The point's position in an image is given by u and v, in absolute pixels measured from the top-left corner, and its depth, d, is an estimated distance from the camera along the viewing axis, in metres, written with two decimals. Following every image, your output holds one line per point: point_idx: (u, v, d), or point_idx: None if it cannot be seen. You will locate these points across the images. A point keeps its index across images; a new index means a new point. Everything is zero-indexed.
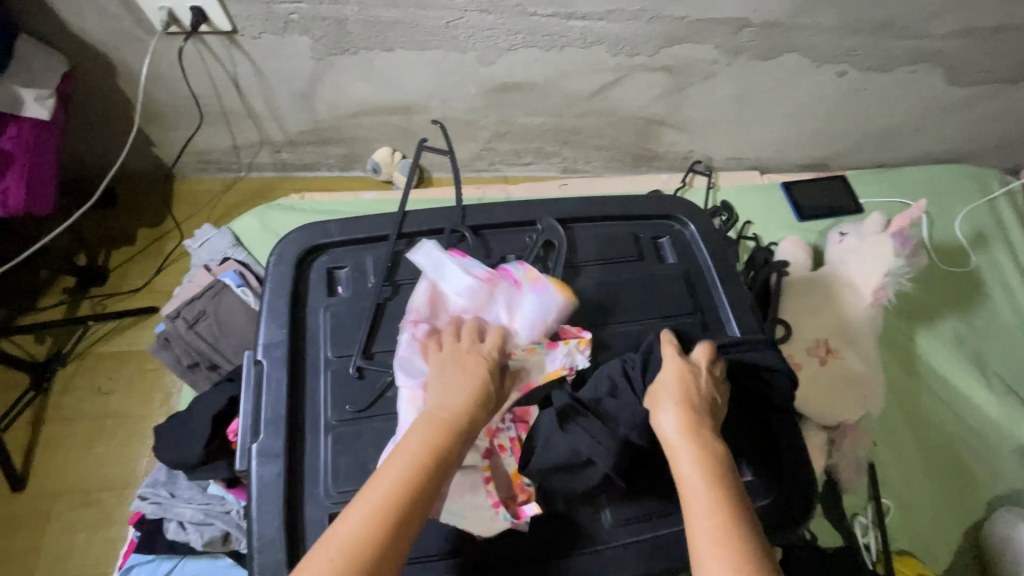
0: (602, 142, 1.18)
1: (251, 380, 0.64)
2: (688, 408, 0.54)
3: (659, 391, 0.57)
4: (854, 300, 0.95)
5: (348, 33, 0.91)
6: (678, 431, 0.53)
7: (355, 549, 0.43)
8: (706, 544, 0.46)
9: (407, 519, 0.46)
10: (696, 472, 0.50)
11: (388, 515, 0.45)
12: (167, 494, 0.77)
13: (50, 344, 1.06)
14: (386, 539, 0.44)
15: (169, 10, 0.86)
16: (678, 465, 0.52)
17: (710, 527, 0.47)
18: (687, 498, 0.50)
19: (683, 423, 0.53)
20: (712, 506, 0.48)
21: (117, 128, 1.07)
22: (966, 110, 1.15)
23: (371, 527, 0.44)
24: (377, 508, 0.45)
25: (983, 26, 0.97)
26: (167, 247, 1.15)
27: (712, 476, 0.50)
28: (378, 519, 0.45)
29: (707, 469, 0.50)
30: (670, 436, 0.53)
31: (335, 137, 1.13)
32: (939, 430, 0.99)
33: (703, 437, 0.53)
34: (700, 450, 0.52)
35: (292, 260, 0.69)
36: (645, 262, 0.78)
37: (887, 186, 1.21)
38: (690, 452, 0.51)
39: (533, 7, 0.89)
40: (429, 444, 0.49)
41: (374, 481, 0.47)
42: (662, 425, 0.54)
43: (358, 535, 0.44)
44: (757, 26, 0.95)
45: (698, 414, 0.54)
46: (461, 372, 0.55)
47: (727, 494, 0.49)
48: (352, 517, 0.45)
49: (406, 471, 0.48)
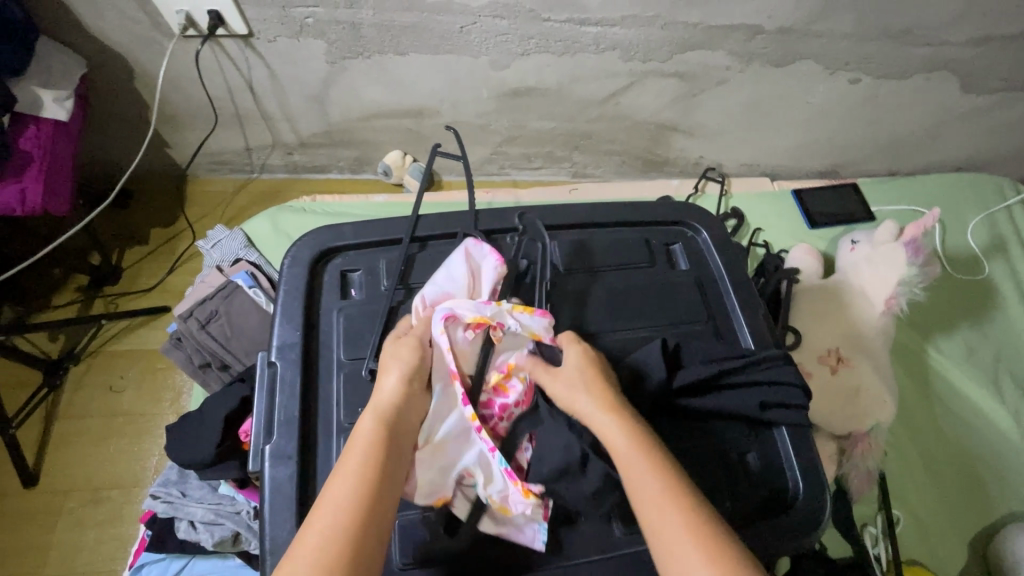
0: (613, 147, 1.18)
1: (264, 381, 0.64)
2: (596, 381, 0.58)
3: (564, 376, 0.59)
4: (867, 308, 0.94)
5: (362, 37, 0.92)
6: (597, 403, 0.56)
7: (327, 551, 0.44)
8: (653, 505, 0.48)
9: (372, 512, 0.47)
10: (622, 439, 0.53)
11: (353, 515, 0.46)
12: (178, 493, 0.78)
13: (63, 343, 1.07)
14: (355, 535, 0.45)
15: (186, 14, 0.87)
16: (604, 436, 0.54)
17: (651, 487, 0.49)
18: (623, 466, 0.52)
19: (598, 395, 0.57)
20: (648, 468, 0.50)
21: (132, 129, 1.08)
22: (980, 119, 1.14)
23: (335, 527, 0.45)
24: (338, 508, 0.46)
25: (999, 34, 0.97)
26: (180, 247, 1.16)
27: (639, 439, 0.53)
28: (344, 517, 0.46)
29: (631, 433, 0.53)
30: (590, 410, 0.56)
31: (347, 140, 1.13)
32: (950, 444, 0.98)
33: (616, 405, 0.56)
34: (621, 422, 0.54)
35: (307, 262, 0.70)
36: (657, 268, 0.78)
37: (899, 194, 1.20)
38: (613, 421, 0.54)
39: (547, 13, 0.89)
40: (372, 440, 0.52)
41: (330, 486, 0.48)
42: (577, 401, 0.57)
43: (325, 538, 0.44)
44: (771, 33, 0.95)
45: (606, 385, 0.58)
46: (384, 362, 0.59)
47: (655, 454, 0.52)
48: (317, 521, 0.46)
49: (358, 467, 0.49)
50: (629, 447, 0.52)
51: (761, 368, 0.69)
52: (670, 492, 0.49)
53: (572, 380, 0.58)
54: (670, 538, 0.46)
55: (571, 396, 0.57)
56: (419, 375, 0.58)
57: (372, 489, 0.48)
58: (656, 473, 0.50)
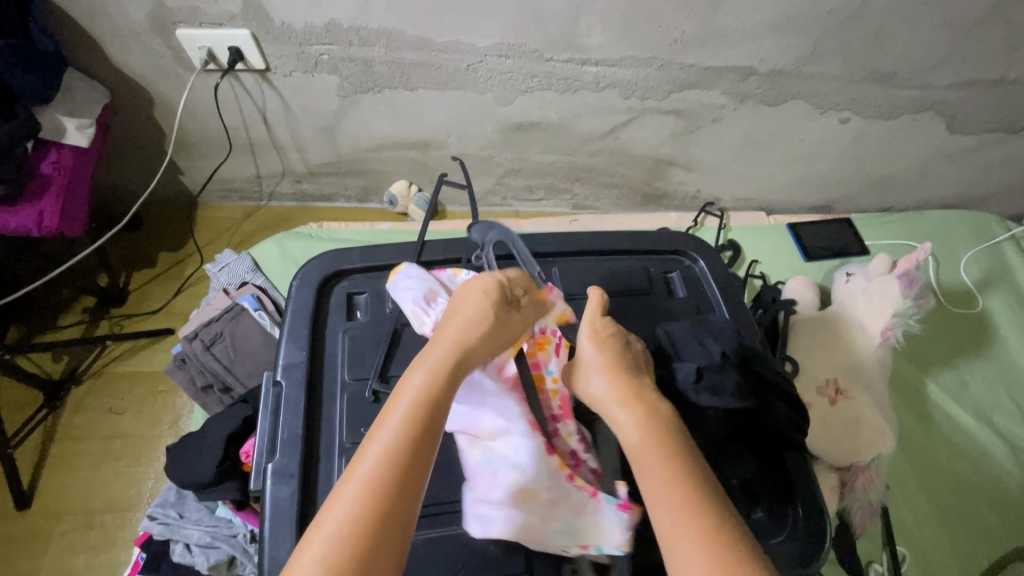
0: (612, 180, 1.22)
1: (269, 401, 0.64)
2: (617, 371, 0.54)
3: (583, 365, 0.55)
4: (863, 339, 0.95)
5: (374, 73, 0.96)
6: (611, 394, 0.52)
7: (351, 535, 0.39)
8: (666, 516, 0.44)
9: (402, 492, 0.41)
10: (637, 435, 0.49)
11: (383, 495, 0.41)
12: (176, 515, 0.77)
13: (66, 363, 1.08)
14: (385, 516, 0.40)
15: (208, 50, 0.91)
16: (619, 429, 0.50)
17: (665, 495, 0.44)
18: (637, 464, 0.47)
19: (614, 383, 0.53)
20: (665, 471, 0.46)
21: (148, 158, 1.12)
22: (968, 157, 1.18)
23: (362, 504, 0.40)
24: (366, 483, 0.41)
25: (981, 78, 1.01)
26: (186, 271, 1.18)
27: (656, 439, 0.48)
28: (370, 496, 0.40)
29: (649, 428, 0.49)
30: (605, 400, 0.52)
31: (355, 169, 1.17)
32: (954, 481, 0.97)
33: (636, 392, 0.52)
34: (638, 414, 0.50)
35: (314, 284, 0.72)
36: (656, 295, 0.80)
37: (891, 229, 1.23)
38: (628, 413, 0.50)
39: (550, 53, 0.94)
40: (413, 402, 0.45)
41: (359, 453, 0.43)
42: (592, 388, 0.54)
43: (351, 518, 0.40)
44: (763, 75, 0.99)
45: (627, 373, 0.54)
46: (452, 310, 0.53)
47: (675, 455, 0.47)
48: (341, 496, 0.41)
49: (395, 433, 0.43)
50: (643, 444, 0.48)
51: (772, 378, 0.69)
52: (688, 502, 0.44)
53: (591, 368, 0.54)
54: (677, 548, 0.42)
55: (589, 385, 0.54)
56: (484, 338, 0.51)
57: (410, 462, 0.42)
58: (673, 480, 0.45)
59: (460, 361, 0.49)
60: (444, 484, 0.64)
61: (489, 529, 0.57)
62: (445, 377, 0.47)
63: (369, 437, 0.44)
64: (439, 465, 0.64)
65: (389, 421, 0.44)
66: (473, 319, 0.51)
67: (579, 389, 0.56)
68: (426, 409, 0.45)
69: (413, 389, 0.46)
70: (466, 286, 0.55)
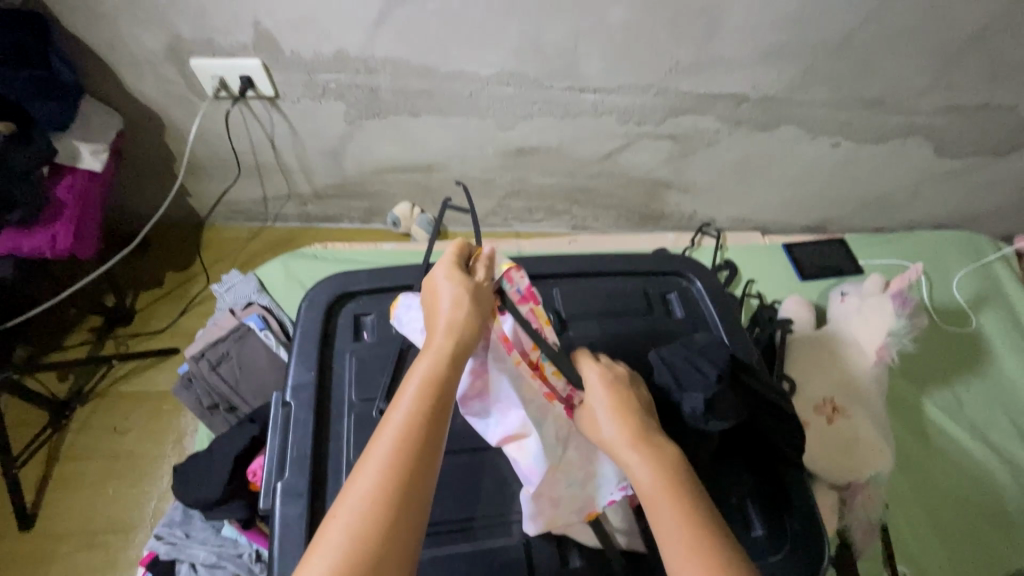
0: (610, 202, 1.25)
1: (278, 420, 0.66)
2: (626, 412, 0.56)
3: (591, 405, 0.57)
4: (859, 358, 0.97)
5: (379, 99, 0.99)
6: (621, 435, 0.54)
7: (371, 513, 0.43)
8: (676, 552, 0.46)
9: (414, 477, 0.45)
10: (648, 478, 0.51)
11: (398, 475, 0.45)
12: (182, 534, 0.79)
13: (72, 383, 1.09)
14: (402, 496, 0.44)
15: (220, 78, 0.95)
16: (629, 470, 0.52)
17: (676, 533, 0.47)
18: (649, 507, 0.50)
19: (623, 425, 0.55)
20: (676, 513, 0.48)
21: (158, 180, 1.14)
22: (957, 180, 1.22)
23: (380, 485, 0.44)
24: (383, 467, 0.45)
25: (965, 105, 1.05)
26: (192, 290, 1.20)
27: (666, 480, 0.50)
28: (386, 487, 0.44)
29: (659, 472, 0.51)
30: (616, 443, 0.54)
31: (359, 191, 1.20)
32: (953, 500, 0.97)
33: (644, 434, 0.54)
34: (647, 455, 0.52)
35: (323, 306, 0.74)
36: (655, 315, 0.82)
37: (884, 249, 1.26)
38: (638, 454, 0.52)
39: (550, 81, 0.98)
40: (421, 389, 0.49)
41: (374, 439, 0.47)
42: (603, 431, 0.55)
43: (370, 499, 0.44)
44: (755, 101, 1.03)
45: (636, 414, 0.56)
46: (437, 298, 0.55)
47: (685, 498, 0.49)
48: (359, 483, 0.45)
49: (406, 418, 0.48)
50: (655, 488, 0.50)
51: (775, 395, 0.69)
52: (697, 543, 0.46)
53: (598, 413, 0.56)
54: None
55: (599, 430, 0.56)
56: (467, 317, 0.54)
57: (421, 445, 0.47)
58: (679, 517, 0.48)
59: (458, 346, 0.52)
60: (450, 503, 0.64)
61: (546, 519, 0.61)
62: (448, 363, 0.51)
63: (383, 423, 0.48)
64: (445, 484, 0.65)
65: (398, 413, 0.48)
66: (452, 302, 0.54)
67: (588, 429, 0.57)
68: (432, 394, 0.49)
69: (418, 375, 0.50)
70: (437, 269, 0.56)
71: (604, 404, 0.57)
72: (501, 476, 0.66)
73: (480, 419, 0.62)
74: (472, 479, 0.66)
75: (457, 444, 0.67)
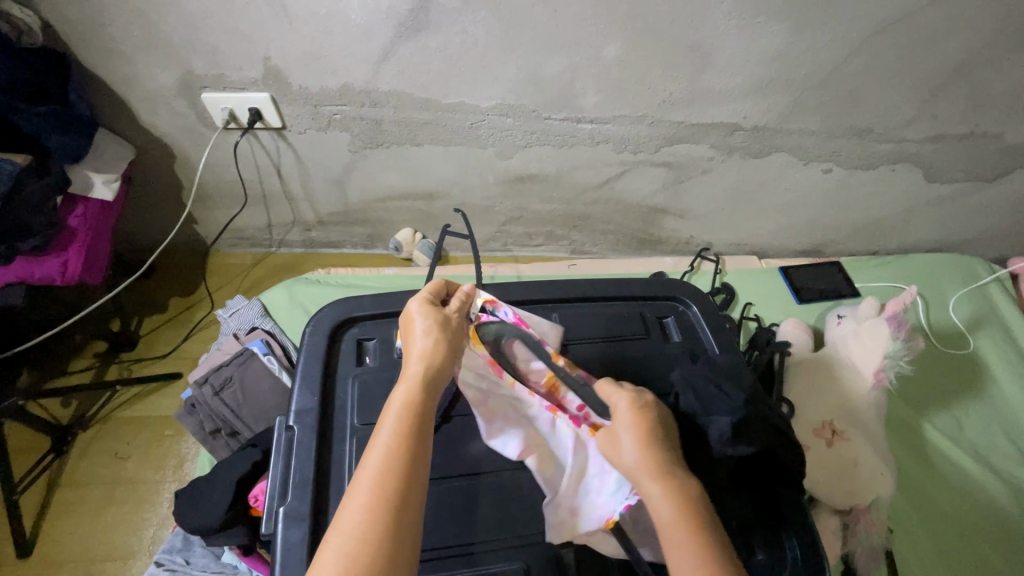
0: (608, 227, 1.28)
1: (281, 445, 0.67)
2: (647, 440, 0.56)
3: (612, 433, 0.58)
4: (858, 382, 0.97)
5: (383, 130, 1.03)
6: (640, 463, 0.54)
7: (362, 535, 0.44)
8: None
9: (402, 502, 0.47)
10: (666, 507, 0.51)
11: (384, 495, 0.46)
12: (182, 561, 0.80)
13: (74, 408, 1.10)
14: (389, 519, 0.46)
15: (230, 110, 0.98)
16: (648, 498, 0.52)
17: (689, 560, 0.48)
18: (664, 538, 0.50)
19: (645, 453, 0.55)
20: (692, 544, 0.48)
21: (166, 207, 1.17)
22: (946, 205, 1.24)
23: (368, 509, 0.46)
24: (370, 490, 0.47)
25: (951, 132, 1.08)
26: (196, 315, 1.22)
27: (684, 510, 0.51)
28: (377, 513, 0.46)
29: (679, 503, 0.51)
30: (636, 470, 0.54)
31: (363, 218, 1.23)
32: (958, 523, 0.97)
33: (666, 464, 0.54)
34: (667, 484, 0.52)
35: (326, 330, 0.75)
36: (652, 339, 0.83)
37: (879, 273, 1.28)
38: (659, 484, 0.52)
39: (547, 112, 1.01)
40: (400, 412, 0.51)
41: (360, 466, 0.48)
42: (624, 456, 0.56)
43: (360, 521, 0.45)
44: (747, 130, 1.06)
45: (657, 443, 0.56)
46: (412, 328, 0.58)
47: (699, 528, 0.50)
48: (351, 510, 0.46)
49: (389, 440, 0.49)
50: (674, 520, 0.50)
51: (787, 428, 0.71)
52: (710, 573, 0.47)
53: (619, 436, 0.57)
54: None
55: (617, 453, 0.56)
56: (441, 344, 0.56)
57: (404, 467, 0.48)
58: (694, 548, 0.48)
59: (430, 370, 0.54)
60: (450, 529, 0.64)
61: (567, 528, 0.62)
62: (422, 387, 0.53)
63: (367, 449, 0.50)
64: (445, 509, 0.65)
65: (379, 440, 0.50)
66: (425, 333, 0.57)
67: (608, 453, 0.57)
68: (411, 418, 0.51)
69: (398, 400, 0.52)
70: (410, 303, 0.60)
71: (627, 430, 0.57)
72: (500, 500, 0.67)
73: (500, 441, 0.66)
74: (471, 503, 0.66)
75: (455, 468, 0.68)
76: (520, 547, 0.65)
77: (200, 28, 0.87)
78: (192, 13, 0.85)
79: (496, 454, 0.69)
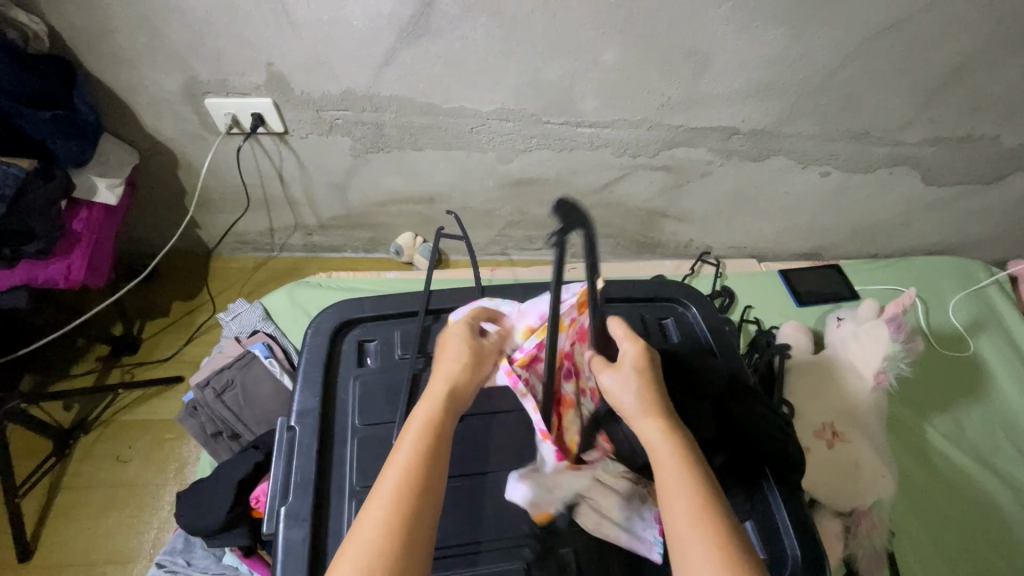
0: (607, 231, 1.29)
1: (283, 445, 0.67)
2: (648, 388, 0.55)
3: (619, 376, 0.56)
4: (857, 384, 0.97)
5: (385, 135, 1.04)
6: (639, 404, 0.54)
7: (379, 547, 0.44)
8: (685, 521, 0.47)
9: (418, 516, 0.47)
10: (666, 450, 0.51)
11: (403, 511, 0.46)
12: (184, 563, 0.81)
13: (76, 412, 1.10)
14: (406, 532, 0.46)
15: (233, 116, 0.99)
16: (649, 443, 0.53)
17: (685, 502, 0.48)
18: (660, 477, 0.50)
19: (644, 399, 0.54)
20: (687, 486, 0.48)
21: (168, 212, 1.18)
22: (945, 209, 1.25)
23: (387, 521, 0.45)
24: (390, 500, 0.47)
25: (949, 135, 1.09)
26: (198, 318, 1.22)
27: (683, 454, 0.51)
28: (391, 521, 0.45)
29: (678, 447, 0.51)
30: (633, 412, 0.54)
31: (364, 222, 1.24)
32: (960, 525, 0.97)
33: (664, 414, 0.54)
34: (667, 430, 0.53)
35: (328, 331, 0.76)
36: (652, 340, 0.83)
37: (879, 275, 1.28)
38: (659, 429, 0.53)
39: (547, 117, 1.02)
40: (424, 429, 0.51)
41: (381, 476, 0.48)
42: (622, 400, 0.55)
43: (378, 532, 0.45)
44: (746, 134, 1.07)
45: (658, 394, 0.56)
46: (443, 354, 0.58)
47: (695, 471, 0.50)
48: (368, 519, 0.46)
49: (410, 457, 0.49)
50: (671, 459, 0.50)
51: (783, 426, 0.73)
52: (705, 514, 0.47)
53: (621, 375, 0.56)
54: (689, 548, 0.46)
55: (617, 391, 0.55)
56: (472, 372, 0.57)
57: (423, 487, 0.48)
58: (692, 491, 0.48)
59: (455, 393, 0.55)
60: (452, 528, 0.65)
61: (538, 505, 0.64)
62: (445, 407, 0.53)
63: (389, 460, 0.50)
64: (447, 509, 0.66)
65: (401, 454, 0.50)
66: (459, 363, 0.57)
67: (607, 401, 0.57)
68: (433, 436, 0.51)
69: (420, 418, 0.52)
70: (452, 329, 0.61)
71: (631, 373, 0.56)
72: (502, 500, 0.67)
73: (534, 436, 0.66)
74: (471, 502, 0.66)
75: (456, 468, 0.68)
76: (522, 547, 0.65)
77: (204, 35, 0.88)
78: (197, 20, 0.86)
79: (498, 454, 0.69)
